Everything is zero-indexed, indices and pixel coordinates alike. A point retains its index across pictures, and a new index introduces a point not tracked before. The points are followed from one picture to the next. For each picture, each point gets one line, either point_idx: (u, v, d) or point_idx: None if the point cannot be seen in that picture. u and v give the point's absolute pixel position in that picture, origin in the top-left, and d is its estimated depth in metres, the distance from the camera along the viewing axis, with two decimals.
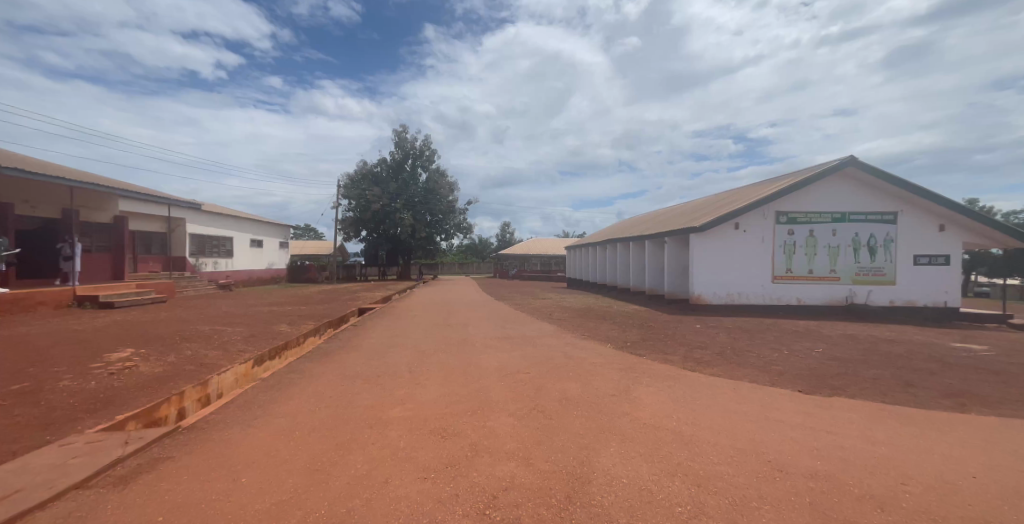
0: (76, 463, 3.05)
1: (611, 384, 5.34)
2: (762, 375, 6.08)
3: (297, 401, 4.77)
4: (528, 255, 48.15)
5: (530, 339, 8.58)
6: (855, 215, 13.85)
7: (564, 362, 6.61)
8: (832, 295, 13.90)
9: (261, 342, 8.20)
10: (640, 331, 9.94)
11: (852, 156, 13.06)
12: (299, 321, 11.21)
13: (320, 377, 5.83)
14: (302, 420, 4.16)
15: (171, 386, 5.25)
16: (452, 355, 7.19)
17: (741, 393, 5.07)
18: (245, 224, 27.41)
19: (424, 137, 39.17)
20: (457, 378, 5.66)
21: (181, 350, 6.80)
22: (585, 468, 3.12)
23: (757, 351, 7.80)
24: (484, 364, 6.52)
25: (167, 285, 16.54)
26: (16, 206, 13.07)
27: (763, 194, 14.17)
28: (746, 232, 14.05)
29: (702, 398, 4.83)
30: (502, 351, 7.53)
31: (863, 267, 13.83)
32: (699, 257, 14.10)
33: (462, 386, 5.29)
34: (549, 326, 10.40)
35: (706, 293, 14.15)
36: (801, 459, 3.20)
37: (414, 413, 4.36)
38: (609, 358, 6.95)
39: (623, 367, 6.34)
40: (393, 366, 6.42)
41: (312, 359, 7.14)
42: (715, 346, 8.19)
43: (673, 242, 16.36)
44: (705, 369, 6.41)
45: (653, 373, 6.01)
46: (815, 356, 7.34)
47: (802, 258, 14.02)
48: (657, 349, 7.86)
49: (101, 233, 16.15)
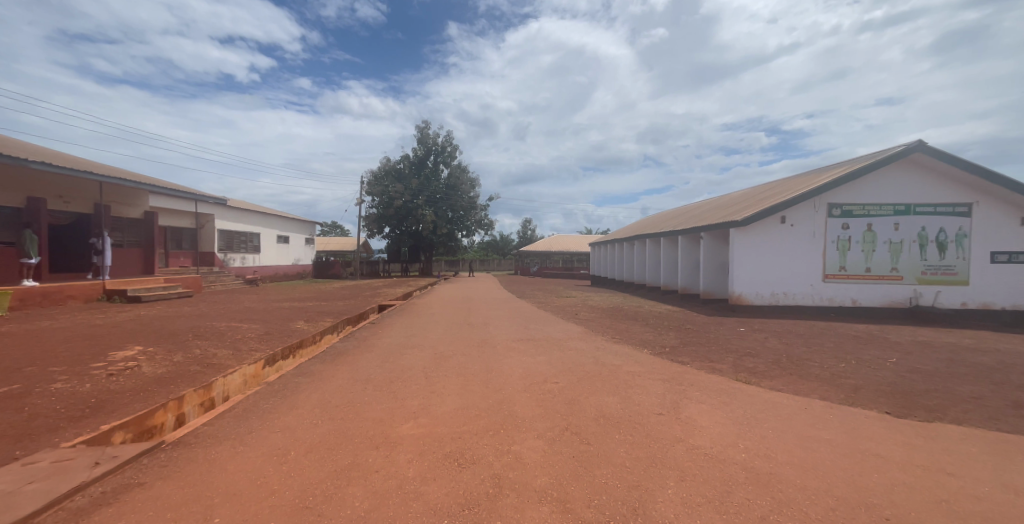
0: (27, 491, 2.57)
1: (655, 400, 4.61)
2: (834, 391, 5.19)
3: (301, 410, 4.28)
4: (550, 252, 47.28)
5: (557, 342, 7.88)
6: (921, 207, 12.46)
7: (596, 370, 5.90)
8: (893, 297, 12.57)
9: (276, 340, 7.84)
10: (677, 334, 9.08)
11: (920, 140, 11.74)
12: (316, 318, 10.91)
13: (330, 381, 5.36)
14: (302, 436, 3.63)
15: (170, 389, 4.85)
16: (472, 359, 6.60)
17: (817, 415, 4.23)
18: (272, 220, 27.81)
19: (446, 133, 38.94)
20: (477, 387, 5.05)
21: (189, 348, 6.46)
22: (639, 519, 2.42)
23: (818, 360, 6.83)
24: (508, 370, 5.90)
25: (195, 280, 16.77)
26: (48, 202, 13.31)
27: (813, 184, 12.97)
28: (793, 227, 12.89)
29: (771, 420, 4.02)
30: (528, 355, 6.89)
31: (930, 265, 12.43)
32: (739, 254, 13.04)
33: (484, 396, 4.71)
34: (577, 327, 9.67)
35: (748, 292, 13.09)
36: (931, 519, 2.40)
37: (429, 431, 3.76)
38: (647, 366, 6.20)
39: (666, 378, 5.55)
40: (408, 370, 5.89)
41: (324, 361, 6.70)
42: (767, 354, 7.24)
43: (710, 237, 15.29)
44: (762, 382, 5.56)
45: (702, 386, 5.22)
46: (890, 370, 6.32)
47: (858, 255, 12.76)
48: (700, 356, 7.03)
49: (132, 228, 16.45)
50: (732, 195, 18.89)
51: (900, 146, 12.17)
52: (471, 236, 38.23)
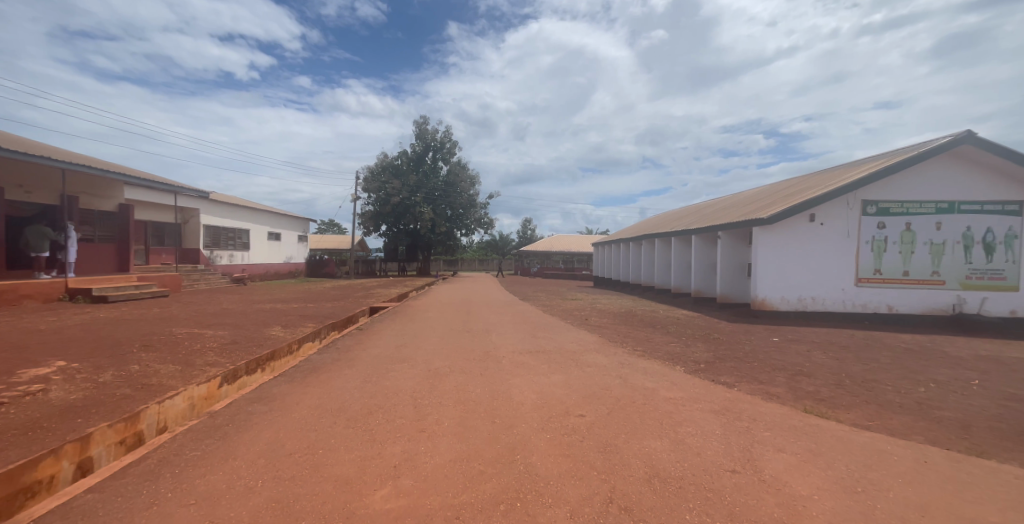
0: None
1: (717, 448, 3.44)
2: (937, 431, 4.04)
3: (239, 461, 3.09)
4: (550, 252, 46.01)
5: (572, 356, 6.69)
6: (966, 205, 11.42)
7: (627, 396, 4.75)
8: (934, 303, 11.51)
9: (240, 351, 6.65)
10: (706, 345, 7.97)
11: (968, 131, 10.70)
12: (296, 323, 9.69)
13: (293, 411, 4.19)
14: (222, 515, 2.41)
15: (78, 424, 3.66)
16: (473, 378, 5.47)
17: (950, 476, 3.07)
18: (262, 216, 26.62)
19: (445, 128, 37.78)
20: (481, 422, 3.91)
21: (126, 363, 5.26)
22: None
23: (887, 383, 5.70)
24: (518, 395, 4.75)
25: (174, 279, 15.55)
26: (7, 190, 12.06)
27: (846, 179, 11.90)
28: (824, 225, 11.80)
29: (895, 487, 2.86)
30: (539, 373, 5.71)
31: (975, 269, 11.40)
32: (765, 254, 11.91)
33: (492, 439, 3.54)
34: (591, 337, 8.50)
35: (773, 297, 11.97)
36: None
37: (414, 504, 2.58)
38: (688, 390, 5.06)
39: (718, 409, 4.40)
40: (393, 396, 4.73)
41: (292, 380, 5.52)
42: (824, 374, 6.07)
43: (728, 236, 14.18)
44: (840, 415, 4.42)
45: (770, 421, 4.04)
46: (982, 396, 5.19)
47: (895, 257, 11.67)
48: (745, 376, 5.88)
49: (104, 221, 15.20)
50: (748, 193, 17.80)
51: (945, 137, 11.14)
52: (470, 235, 37.10)
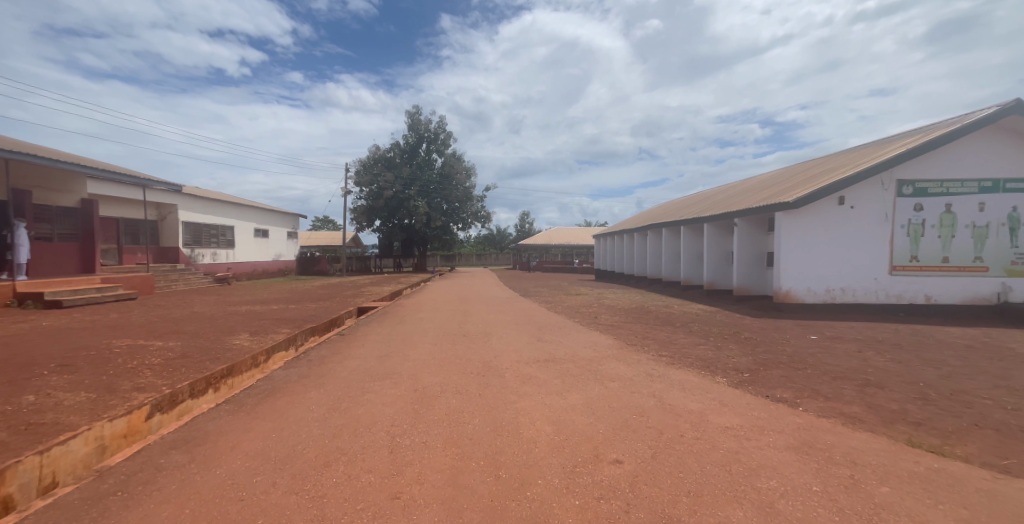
0: None
1: (829, 520, 2.32)
2: None
3: None
4: (549, 245, 44.88)
5: (589, 368, 5.53)
6: (1013, 183, 10.35)
7: (670, 426, 3.63)
8: (977, 292, 10.44)
9: (186, 368, 5.47)
10: (738, 347, 6.89)
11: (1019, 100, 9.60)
12: (268, 329, 8.51)
13: (222, 465, 3.02)
14: None
15: None
16: (469, 400, 4.36)
17: None
18: (247, 212, 25.28)
19: (438, 119, 36.44)
20: (481, 480, 2.75)
21: (19, 395, 4.07)
22: None
23: (979, 395, 4.62)
24: (527, 428, 3.61)
25: (144, 278, 14.25)
26: None
27: (878, 156, 10.79)
28: (855, 208, 10.69)
29: None
30: (550, 392, 4.58)
31: (1022, 253, 10.37)
32: (789, 242, 10.79)
33: (494, 513, 2.40)
34: (604, 339, 7.41)
35: (798, 288, 10.88)
36: None
37: None
38: (744, 414, 3.94)
39: (797, 444, 3.30)
40: (364, 432, 3.59)
41: (241, 408, 4.35)
42: (897, 384, 4.99)
43: (745, 224, 13.08)
44: (960, 448, 3.30)
45: (877, 466, 2.92)
46: None
47: (933, 242, 10.60)
48: (804, 390, 4.76)
49: (64, 219, 13.85)
50: (762, 178, 16.73)
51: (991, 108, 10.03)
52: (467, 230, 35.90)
